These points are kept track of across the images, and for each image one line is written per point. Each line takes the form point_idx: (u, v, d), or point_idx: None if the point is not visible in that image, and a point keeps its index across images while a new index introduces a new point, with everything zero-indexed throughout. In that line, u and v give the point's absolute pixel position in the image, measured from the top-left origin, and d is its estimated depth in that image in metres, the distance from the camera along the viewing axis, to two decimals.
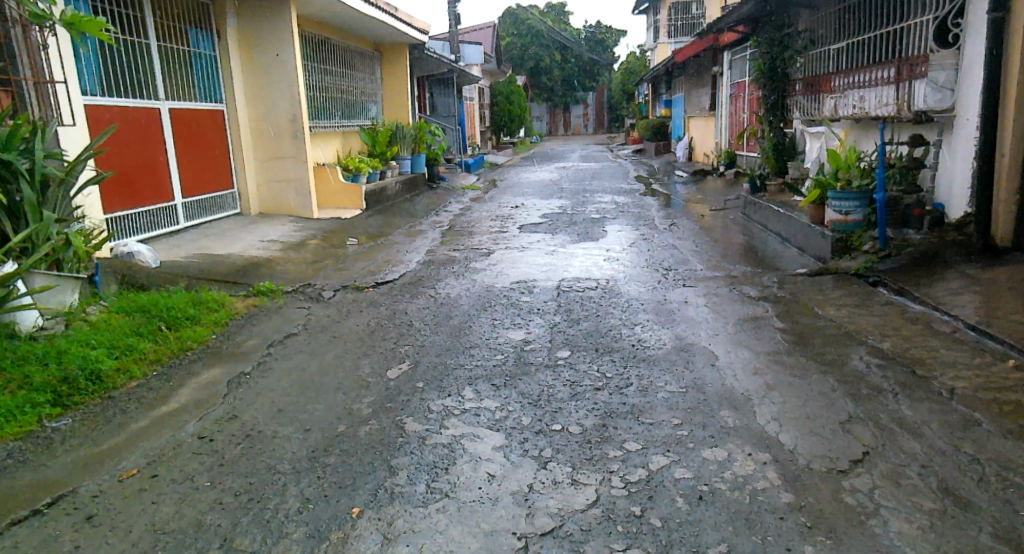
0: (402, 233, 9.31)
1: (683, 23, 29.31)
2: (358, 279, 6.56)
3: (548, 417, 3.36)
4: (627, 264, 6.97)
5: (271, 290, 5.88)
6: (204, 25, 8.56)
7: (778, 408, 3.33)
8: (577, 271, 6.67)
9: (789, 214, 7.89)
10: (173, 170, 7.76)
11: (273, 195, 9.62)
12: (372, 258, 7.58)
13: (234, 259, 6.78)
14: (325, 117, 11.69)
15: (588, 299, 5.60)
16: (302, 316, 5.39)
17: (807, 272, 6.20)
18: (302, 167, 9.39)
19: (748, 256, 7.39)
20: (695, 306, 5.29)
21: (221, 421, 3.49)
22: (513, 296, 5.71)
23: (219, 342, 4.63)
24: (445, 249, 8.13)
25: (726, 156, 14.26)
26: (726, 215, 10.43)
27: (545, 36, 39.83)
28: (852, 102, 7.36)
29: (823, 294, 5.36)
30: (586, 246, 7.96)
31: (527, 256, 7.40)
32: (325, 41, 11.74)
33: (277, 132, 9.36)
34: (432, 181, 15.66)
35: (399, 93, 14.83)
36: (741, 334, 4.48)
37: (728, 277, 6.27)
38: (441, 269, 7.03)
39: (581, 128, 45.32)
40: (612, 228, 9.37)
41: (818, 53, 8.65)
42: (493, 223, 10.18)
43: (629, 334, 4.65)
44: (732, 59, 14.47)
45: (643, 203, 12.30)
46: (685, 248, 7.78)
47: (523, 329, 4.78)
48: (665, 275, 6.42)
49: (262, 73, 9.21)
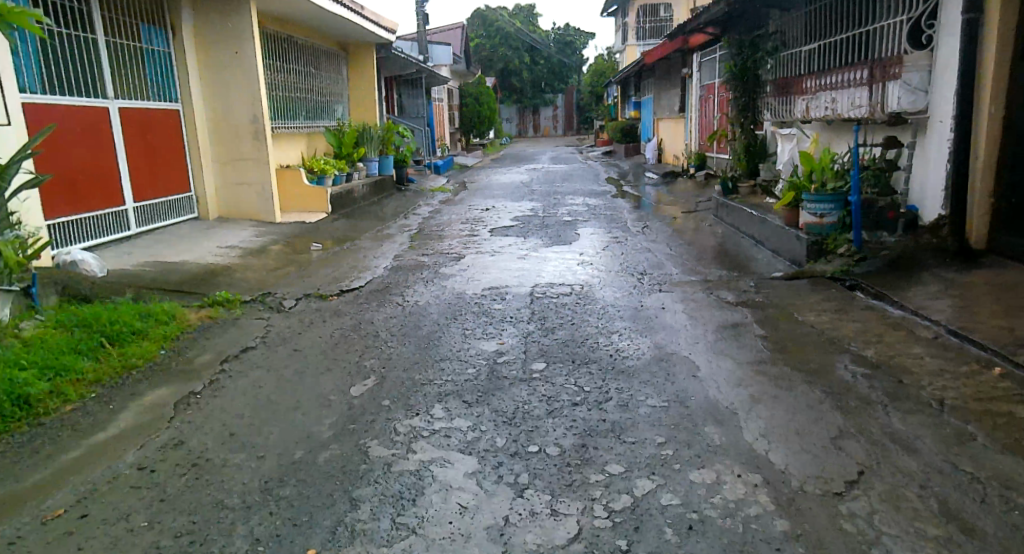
0: (369, 237, 9.01)
1: (652, 25, 29.40)
2: (322, 287, 6.28)
3: (524, 437, 3.14)
4: (601, 269, 6.80)
5: (227, 300, 5.59)
6: (157, 21, 8.18)
7: (766, 424, 3.15)
8: (550, 276, 6.47)
9: (762, 216, 7.79)
10: (122, 173, 7.43)
11: (233, 198, 9.25)
12: (337, 264, 7.28)
13: (190, 267, 6.45)
14: (288, 118, 11.33)
15: (563, 306, 5.40)
16: (261, 328, 5.11)
17: (783, 276, 6.06)
18: (264, 169, 9.05)
19: (722, 259, 7.26)
20: (672, 312, 5.11)
21: (166, 448, 3.21)
22: (484, 303, 5.48)
23: (166, 358, 4.36)
24: (413, 254, 7.87)
25: (696, 158, 14.19)
26: (698, 217, 10.33)
27: (514, 38, 39.69)
28: (824, 103, 7.25)
29: (802, 298, 5.23)
30: (559, 250, 7.77)
31: (499, 261, 7.18)
32: (288, 40, 11.38)
33: (237, 134, 9.02)
34: (400, 183, 15.36)
35: (366, 94, 14.50)
36: (722, 343, 4.31)
37: (704, 281, 6.12)
38: (409, 275, 6.77)
39: (551, 130, 45.28)
40: (585, 231, 9.21)
41: (789, 55, 8.57)
42: (464, 226, 9.94)
43: (606, 343, 4.45)
44: (702, 61, 14.45)
45: (615, 205, 12.18)
46: (659, 252, 7.64)
47: (496, 340, 4.55)
48: (639, 280, 6.25)
49: (221, 72, 8.85)
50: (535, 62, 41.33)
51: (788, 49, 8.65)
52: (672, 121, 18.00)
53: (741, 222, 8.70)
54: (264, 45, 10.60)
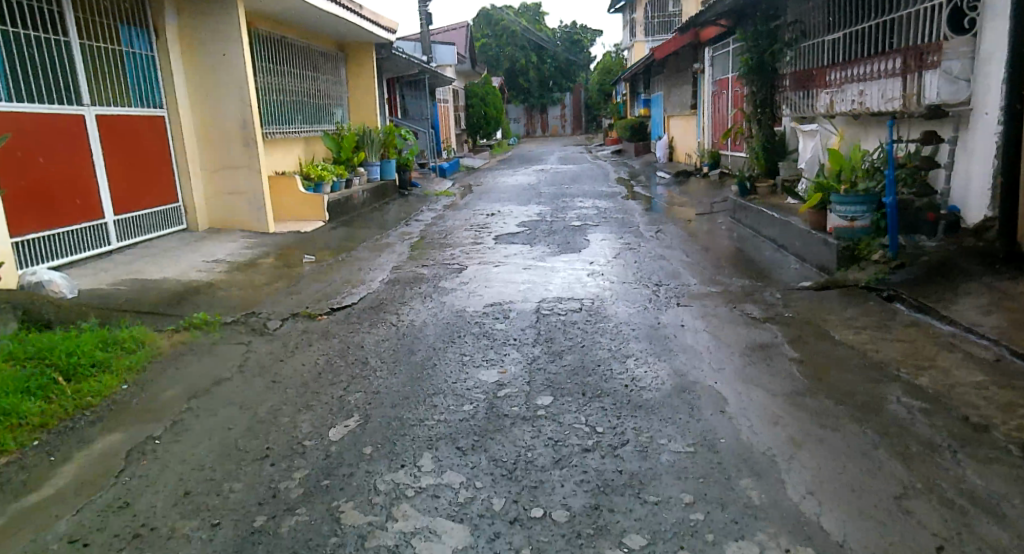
0: (366, 247, 8.54)
1: (660, 21, 28.86)
2: (310, 305, 5.82)
3: (526, 497, 2.65)
4: (613, 279, 6.31)
5: (206, 322, 5.15)
6: (138, 23, 7.75)
7: (814, 474, 2.64)
8: (558, 289, 5.98)
9: (785, 219, 7.25)
10: (103, 185, 7.08)
11: (223, 208, 8.83)
12: (329, 279, 6.82)
13: (171, 285, 6.03)
14: (284, 122, 10.90)
15: (571, 325, 4.92)
16: (240, 354, 4.65)
17: (811, 286, 5.54)
18: (256, 177, 8.63)
19: (743, 266, 6.73)
20: (693, 331, 4.60)
21: (108, 512, 2.81)
22: (485, 322, 5.00)
23: (126, 395, 3.91)
24: (412, 265, 7.40)
25: (710, 156, 13.71)
26: (714, 219, 9.79)
27: (521, 37, 39.22)
28: (851, 97, 6.73)
29: (836, 312, 4.70)
30: (568, 258, 7.30)
31: (503, 272, 6.70)
32: (282, 42, 10.96)
33: (227, 141, 8.59)
34: (404, 188, 14.92)
35: (366, 97, 14.05)
36: (752, 369, 3.80)
37: (725, 293, 5.61)
38: (406, 290, 6.32)
39: (560, 129, 44.74)
40: (594, 236, 8.73)
41: (810, 45, 8.02)
42: (468, 233, 9.47)
43: (620, 371, 3.95)
44: (714, 55, 13.91)
45: (625, 207, 11.68)
46: (675, 260, 7.13)
47: (497, 368, 4.06)
48: (654, 293, 5.76)
49: (208, 76, 8.43)
50: (542, 61, 40.80)
51: (808, 39, 8.10)
52: (683, 118, 17.47)
53: (760, 225, 8.15)
54: (256, 47, 10.16)
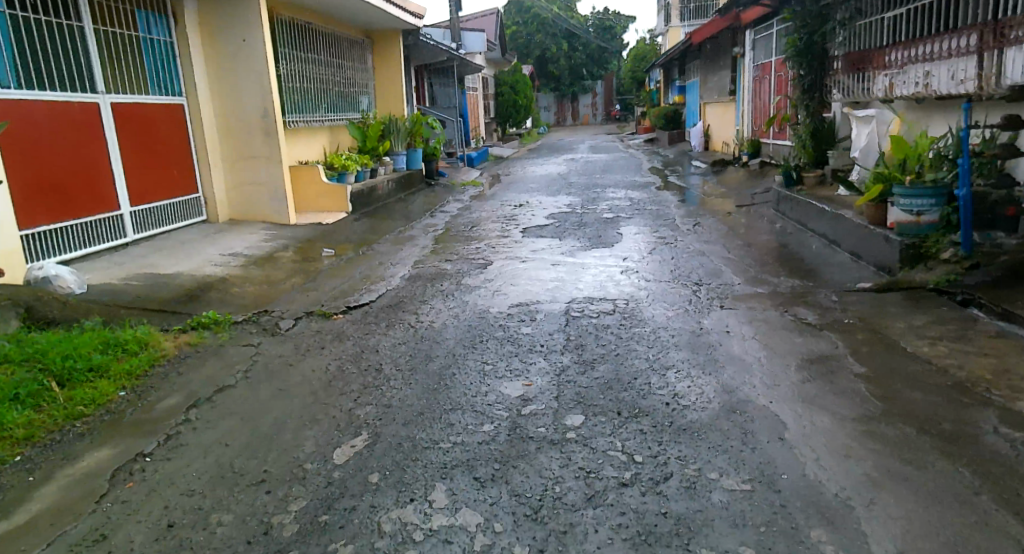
0: (389, 240, 8.21)
1: (696, 5, 28.06)
2: (326, 304, 5.46)
3: (553, 545, 2.27)
4: (648, 278, 5.86)
5: (216, 321, 4.78)
6: (156, 6, 7.45)
7: (902, 527, 2.21)
8: (589, 288, 5.56)
9: (836, 213, 6.73)
10: (119, 175, 6.82)
11: (243, 199, 8.54)
12: (348, 274, 6.48)
13: (182, 280, 5.73)
14: (308, 111, 10.63)
15: (604, 330, 4.49)
16: (247, 356, 4.31)
17: (872, 286, 5.07)
18: (276, 167, 8.34)
19: (790, 264, 6.23)
20: (741, 338, 4.15)
21: (82, 547, 2.48)
22: (510, 326, 4.60)
23: (124, 404, 3.55)
24: (435, 260, 7.04)
25: (749, 144, 13.14)
26: (755, 212, 9.26)
27: (552, 24, 38.59)
28: (915, 79, 6.43)
29: (903, 318, 4.22)
30: (600, 254, 6.86)
31: (531, 268, 6.29)
32: (308, 28, 10.66)
33: (247, 130, 8.30)
34: (430, 178, 14.57)
35: (393, 84, 13.70)
36: (812, 387, 3.35)
37: (774, 294, 5.13)
38: (428, 288, 5.95)
39: (590, 118, 44.05)
40: (628, 229, 8.26)
41: (867, 24, 7.57)
42: (495, 225, 9.09)
43: (660, 385, 3.53)
44: (755, 39, 13.29)
45: (660, 198, 11.17)
46: (715, 256, 6.65)
47: (522, 380, 3.66)
48: (695, 293, 5.30)
49: (228, 62, 8.12)
50: (574, 48, 40.11)
51: (864, 18, 7.63)
52: (720, 106, 16.85)
53: (808, 218, 7.62)
54: (281, 32, 9.87)
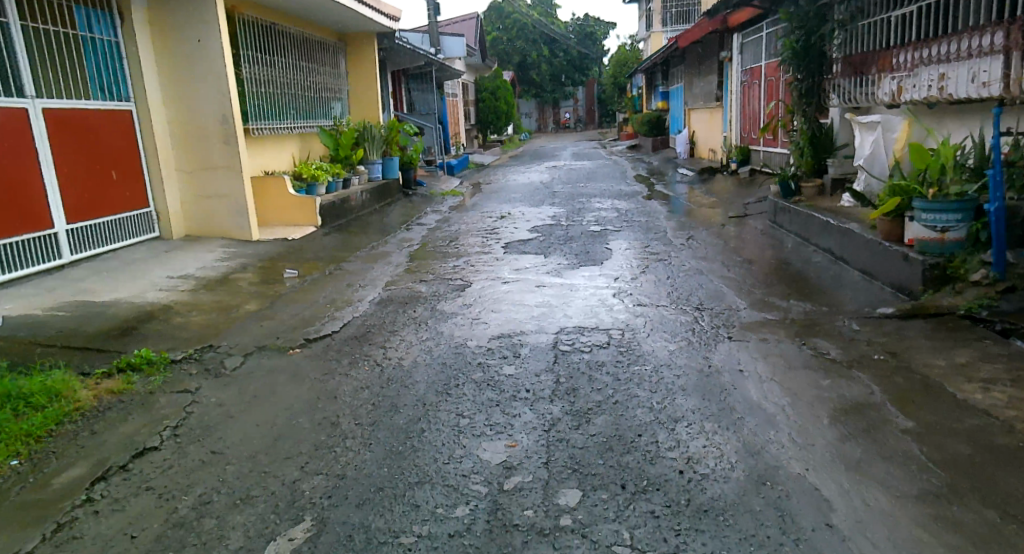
0: (360, 256, 7.59)
1: (678, 10, 27.83)
2: (281, 336, 4.81)
3: None
4: (644, 302, 5.29)
5: (149, 363, 4.12)
6: (100, 2, 6.79)
7: None
8: (578, 315, 4.98)
9: (843, 228, 6.22)
10: (53, 189, 6.14)
11: (201, 213, 7.85)
12: (312, 298, 5.85)
13: (120, 309, 5.07)
14: (276, 117, 9.99)
15: (599, 369, 3.90)
16: (180, 406, 3.65)
17: (895, 312, 4.55)
18: (237, 178, 7.68)
19: (797, 283, 5.71)
20: (757, 378, 3.58)
21: None
22: (490, 365, 3.99)
23: (13, 478, 2.89)
24: (409, 280, 6.44)
25: (738, 151, 12.71)
26: (751, 224, 8.75)
27: (532, 30, 38.22)
28: (927, 82, 6.00)
29: (940, 354, 3.70)
30: (588, 273, 6.28)
31: (513, 291, 5.70)
32: (275, 29, 10.03)
33: (203, 138, 7.63)
34: (408, 187, 13.95)
35: (368, 90, 13.08)
36: (852, 448, 2.81)
37: (786, 322, 4.58)
38: (399, 314, 5.35)
39: (572, 124, 43.83)
40: (617, 244, 7.70)
41: (871, 25, 7.17)
42: (476, 239, 8.49)
43: (669, 445, 2.94)
44: (744, 42, 12.85)
45: (648, 208, 10.64)
46: (715, 275, 6.09)
47: (504, 439, 3.07)
48: (698, 321, 4.74)
49: (182, 64, 7.46)
50: (554, 54, 39.72)
51: (867, 18, 7.27)
52: (706, 112, 16.39)
53: (811, 231, 7.11)
54: (246, 33, 9.24)
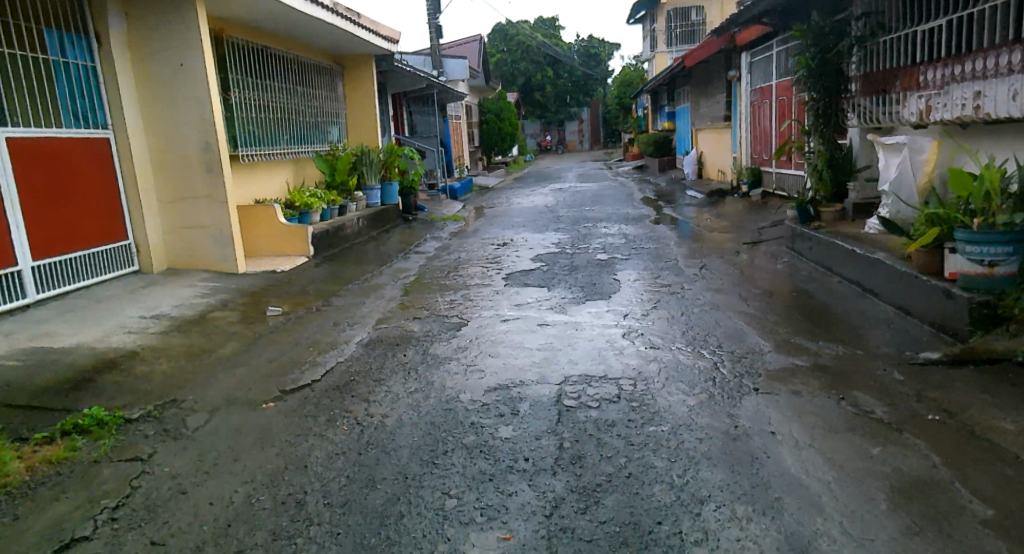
0: (352, 290, 7.14)
1: (683, 30, 27.56)
2: (255, 386, 4.33)
3: None
4: (656, 344, 4.80)
5: (98, 424, 3.70)
6: (75, 25, 6.45)
7: None
8: (583, 360, 4.49)
9: (872, 259, 5.72)
10: (17, 224, 5.74)
11: (183, 245, 7.43)
12: (294, 339, 5.38)
13: (79, 358, 4.63)
14: (267, 143, 9.60)
15: (607, 430, 3.41)
16: (125, 479, 3.22)
17: (942, 358, 4.04)
18: (222, 208, 7.27)
19: (824, 320, 5.21)
20: (793, 443, 3.08)
21: None
22: (484, 426, 3.49)
23: None
24: (401, 318, 5.97)
25: (749, 174, 12.33)
26: (767, 251, 8.26)
27: (536, 51, 38.05)
28: (960, 100, 5.56)
29: (1003, 413, 3.20)
30: (594, 309, 5.80)
31: (513, 331, 5.21)
32: (265, 52, 9.67)
33: (186, 166, 7.22)
34: (407, 212, 13.55)
35: (366, 114, 12.73)
36: (918, 544, 2.32)
37: (818, 369, 4.08)
38: (387, 358, 4.88)
39: (577, 145, 43.65)
40: (625, 275, 7.22)
41: (892, 40, 6.72)
42: (475, 269, 8.03)
43: (695, 538, 2.45)
44: (753, 61, 12.43)
45: (657, 234, 10.15)
46: (733, 311, 5.59)
47: (498, 530, 2.59)
48: (718, 368, 4.24)
49: (163, 89, 7.08)
50: (558, 75, 39.52)
51: (888, 33, 6.83)
52: (714, 132, 15.98)
53: (833, 260, 6.61)
54: (235, 57, 8.88)
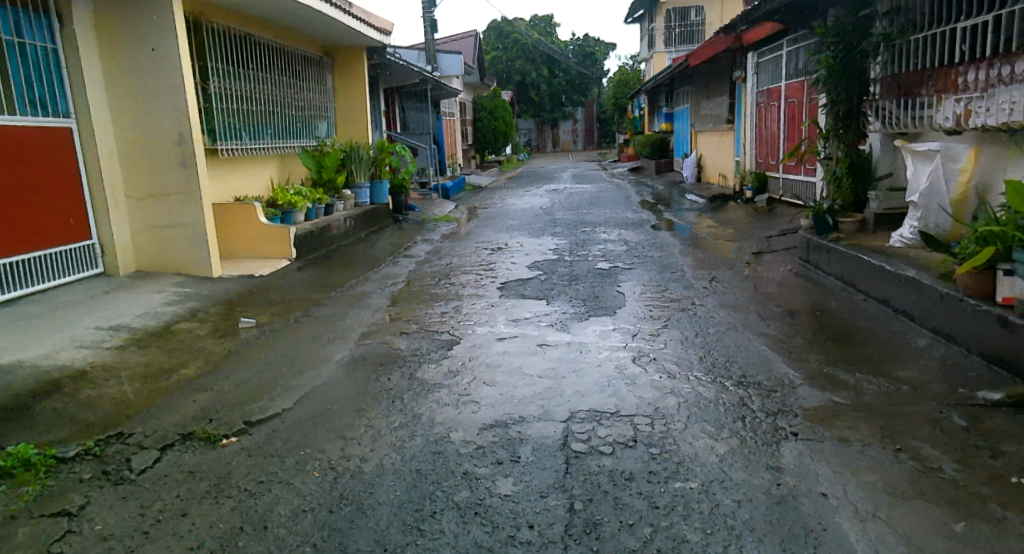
0: (337, 297, 6.59)
1: (682, 30, 27.12)
2: (215, 415, 3.76)
3: None
4: (673, 372, 4.28)
5: (24, 466, 3.11)
6: (35, 2, 5.85)
7: None
8: (592, 391, 3.96)
9: (906, 277, 5.23)
10: None
11: (154, 246, 6.83)
12: (267, 355, 4.82)
13: (17, 380, 4.03)
14: (251, 136, 9.03)
15: (625, 485, 2.89)
16: (47, 541, 2.63)
17: (1007, 400, 3.58)
18: (195, 207, 6.69)
19: (856, 345, 4.72)
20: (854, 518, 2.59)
21: None
22: (478, 478, 2.96)
23: None
24: (388, 332, 5.43)
25: (754, 178, 11.85)
26: (779, 263, 7.76)
27: (532, 50, 37.57)
28: (1008, 104, 5.20)
29: None
30: (600, 328, 5.27)
31: (512, 353, 4.67)
32: (250, 39, 9.09)
33: (157, 161, 6.63)
34: (398, 212, 12.99)
35: (356, 109, 12.17)
36: None
37: (864, 408, 3.59)
38: (371, 382, 4.33)
39: (570, 144, 43.11)
40: (630, 286, 6.70)
41: (924, 38, 6.29)
42: (469, 277, 7.49)
43: None
44: (760, 62, 11.97)
45: (660, 240, 9.64)
46: (754, 333, 5.08)
47: None
48: (747, 405, 3.71)
49: (133, 76, 6.48)
50: (554, 74, 38.99)
51: (918, 31, 6.40)
52: (716, 135, 15.52)
53: (858, 275, 6.12)
54: (217, 44, 8.29)
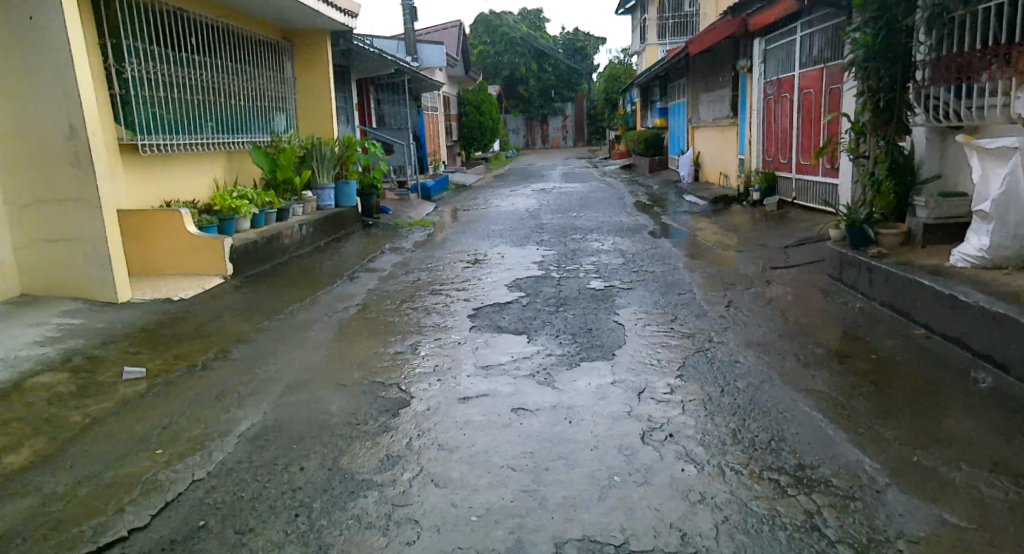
0: (267, 329, 5.32)
1: (675, 21, 25.91)
2: (17, 547, 2.58)
3: None
4: (701, 460, 3.02)
5: None
6: None
7: None
8: (587, 499, 2.71)
9: (992, 312, 4.02)
10: None
11: (42, 264, 5.56)
12: (142, 426, 3.57)
13: None
14: (186, 128, 7.70)
15: None
16: None
17: None
18: (92, 216, 5.39)
19: (940, 410, 3.49)
20: None
21: None
22: None
23: None
24: (318, 385, 4.16)
25: (763, 178, 10.66)
26: (805, 281, 6.53)
27: (521, 43, 36.29)
28: None
29: None
30: (596, 382, 4.00)
31: (475, 426, 3.41)
32: (183, 16, 7.76)
33: (43, 160, 5.34)
34: (367, 215, 11.68)
35: (318, 101, 10.86)
36: None
37: (1004, 546, 2.35)
38: (274, 474, 3.07)
39: (560, 141, 41.74)
40: (628, 315, 5.44)
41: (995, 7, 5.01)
42: (436, 299, 6.21)
43: None
44: (769, 49, 10.76)
45: (661, 251, 8.38)
46: (797, 388, 3.84)
47: None
48: (817, 529, 2.47)
49: (11, 54, 5.20)
50: (542, 69, 37.69)
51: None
52: (716, 130, 14.30)
53: (915, 303, 4.89)
54: (135, 19, 6.96)
